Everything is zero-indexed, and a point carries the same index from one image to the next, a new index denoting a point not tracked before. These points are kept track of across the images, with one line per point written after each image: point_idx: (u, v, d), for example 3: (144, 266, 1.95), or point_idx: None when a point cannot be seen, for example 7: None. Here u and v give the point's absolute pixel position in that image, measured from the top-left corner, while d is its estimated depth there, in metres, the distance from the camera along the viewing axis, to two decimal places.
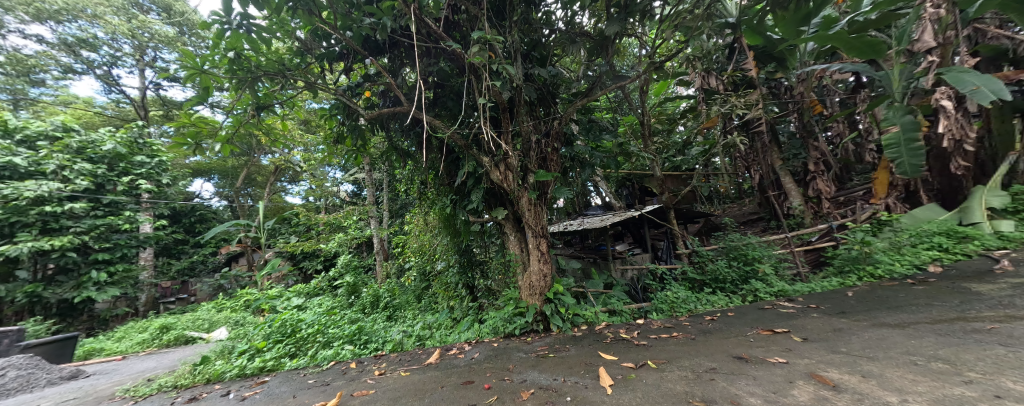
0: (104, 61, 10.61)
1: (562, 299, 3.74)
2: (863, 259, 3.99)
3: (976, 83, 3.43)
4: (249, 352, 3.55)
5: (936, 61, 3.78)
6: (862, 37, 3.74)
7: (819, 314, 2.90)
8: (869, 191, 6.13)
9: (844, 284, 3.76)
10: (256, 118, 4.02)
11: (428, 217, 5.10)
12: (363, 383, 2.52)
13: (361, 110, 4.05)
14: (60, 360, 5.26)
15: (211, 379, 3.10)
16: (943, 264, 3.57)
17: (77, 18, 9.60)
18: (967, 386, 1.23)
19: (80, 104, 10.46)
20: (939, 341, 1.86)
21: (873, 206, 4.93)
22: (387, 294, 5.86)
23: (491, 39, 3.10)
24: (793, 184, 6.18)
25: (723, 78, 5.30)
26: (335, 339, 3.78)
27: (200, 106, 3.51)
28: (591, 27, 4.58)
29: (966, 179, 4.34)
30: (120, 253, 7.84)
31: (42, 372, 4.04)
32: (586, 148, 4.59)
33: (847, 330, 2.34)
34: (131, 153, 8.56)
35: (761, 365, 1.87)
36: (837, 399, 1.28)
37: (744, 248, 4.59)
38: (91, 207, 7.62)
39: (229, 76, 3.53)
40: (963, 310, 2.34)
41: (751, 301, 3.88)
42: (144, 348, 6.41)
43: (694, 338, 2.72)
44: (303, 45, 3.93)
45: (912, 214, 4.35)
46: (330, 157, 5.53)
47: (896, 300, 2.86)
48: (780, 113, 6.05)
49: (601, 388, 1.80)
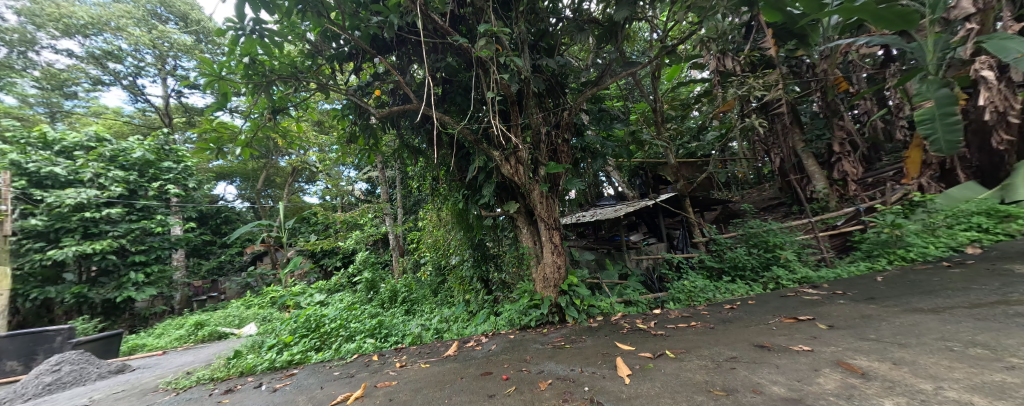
0: (129, 72, 11.10)
1: (576, 291, 3.71)
2: (893, 243, 3.83)
3: (1020, 49, 3.16)
4: (277, 346, 3.70)
5: (976, 28, 3.58)
6: (892, 7, 3.49)
7: (846, 301, 2.80)
8: (901, 172, 5.84)
9: (873, 268, 3.62)
10: (273, 122, 4.12)
11: (441, 213, 5.20)
12: (386, 375, 2.61)
13: (372, 109, 4.07)
14: (107, 355, 5.62)
15: (244, 372, 3.28)
16: (982, 245, 3.40)
17: (103, 31, 10.07)
18: (1008, 372, 1.18)
19: (110, 114, 11.00)
20: (977, 326, 1.76)
21: (903, 187, 4.70)
22: (405, 288, 5.96)
23: (497, 31, 3.04)
24: (817, 166, 5.95)
25: (740, 59, 5.05)
26: (357, 333, 3.91)
27: (218, 112, 3.63)
28: (600, 13, 4.43)
29: (1009, 154, 4.05)
30: (155, 255, 8.31)
31: (93, 367, 4.35)
32: (597, 138, 4.52)
33: (876, 316, 2.25)
34: (160, 159, 9.01)
35: (784, 353, 1.83)
36: (866, 387, 1.25)
37: (765, 235, 4.48)
38: (126, 212, 8.09)
39: (245, 82, 3.63)
40: (1005, 293, 2.21)
41: (772, 289, 3.79)
42: (182, 344, 6.83)
43: (713, 328, 2.67)
44: (314, 47, 3.93)
45: (947, 194, 4.12)
46: (344, 157, 5.58)
47: (930, 284, 2.73)
48: (801, 93, 5.76)
49: (619, 377, 1.81)
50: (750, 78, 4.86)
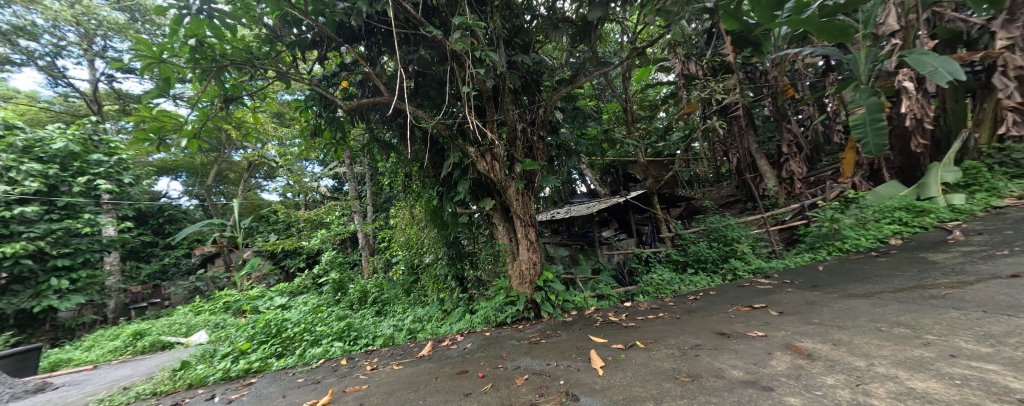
0: (46, 51, 9.66)
1: (552, 286, 3.77)
2: (832, 235, 4.25)
3: (934, 64, 3.62)
4: (232, 355, 3.42)
5: (900, 44, 4.04)
6: (833, 21, 3.84)
7: (793, 289, 3.08)
8: (838, 172, 6.52)
9: (816, 259, 4.01)
10: (225, 111, 3.77)
11: (414, 211, 5.07)
12: (355, 379, 2.50)
13: (339, 101, 3.82)
14: (22, 373, 4.91)
15: (193, 384, 3.00)
16: (903, 236, 3.88)
17: (11, 3, 8.62)
18: (925, 347, 1.35)
19: (22, 98, 9.51)
20: (900, 308, 2.01)
21: (840, 185, 5.25)
22: (375, 289, 5.75)
23: (472, 25, 2.95)
24: (768, 166, 6.47)
25: (702, 63, 5.35)
26: (324, 337, 3.71)
27: (159, 99, 3.27)
28: (573, 13, 4.48)
29: (923, 156, 4.66)
30: (82, 258, 7.36)
31: (4, 387, 3.80)
32: (572, 136, 4.59)
33: (819, 302, 2.50)
34: (87, 151, 7.96)
35: (742, 339, 1.98)
36: (812, 366, 1.38)
37: (724, 230, 4.79)
38: (43, 210, 7.08)
39: (191, 66, 3.27)
40: (921, 279, 2.54)
41: (731, 279, 4.08)
42: (117, 357, 6.10)
43: (679, 318, 2.83)
44: (272, 32, 3.64)
45: (876, 192, 4.65)
46: (308, 151, 5.24)
47: (863, 272, 3.07)
48: (756, 97, 6.20)
49: (594, 369, 1.86)
50: (712, 82, 5.18)
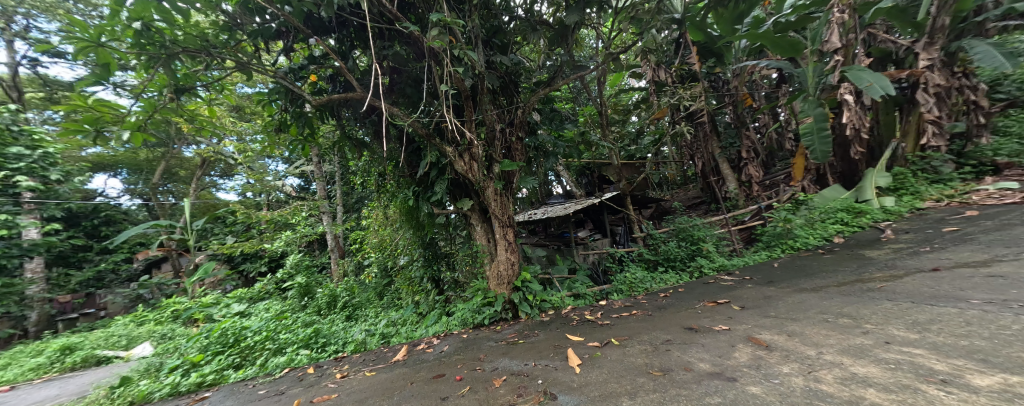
0: None
1: (529, 287, 3.79)
2: (785, 234, 4.62)
3: (869, 79, 4.04)
4: (182, 368, 3.13)
5: (841, 60, 4.46)
6: (786, 37, 4.18)
7: (753, 284, 3.31)
8: (789, 176, 7.10)
9: (772, 256, 4.34)
10: (175, 102, 3.44)
11: (388, 211, 4.91)
12: (324, 388, 2.38)
13: (307, 95, 3.61)
14: None
15: (134, 402, 2.62)
16: (844, 235, 4.29)
17: None
18: (865, 336, 1.50)
19: None
20: (843, 300, 2.22)
21: (792, 188, 5.72)
22: (345, 293, 5.48)
23: (451, 22, 2.91)
24: (730, 170, 6.92)
25: (671, 70, 5.62)
26: (288, 345, 3.49)
27: (96, 86, 2.92)
28: (550, 16, 4.55)
29: (861, 163, 5.20)
30: None
31: None
32: (549, 138, 4.65)
33: (775, 297, 2.70)
34: (2, 143, 6.94)
35: (708, 333, 2.10)
36: (770, 357, 1.49)
37: (691, 229, 5.06)
38: None
39: (135, 52, 2.95)
40: (860, 273, 2.82)
41: (697, 277, 4.31)
42: (40, 374, 5.33)
43: (651, 315, 2.95)
44: (231, 19, 3.37)
45: (822, 195, 5.11)
46: (272, 147, 4.91)
47: (812, 268, 3.36)
48: (719, 105, 6.61)
49: (571, 367, 1.90)
50: (680, 89, 5.43)
